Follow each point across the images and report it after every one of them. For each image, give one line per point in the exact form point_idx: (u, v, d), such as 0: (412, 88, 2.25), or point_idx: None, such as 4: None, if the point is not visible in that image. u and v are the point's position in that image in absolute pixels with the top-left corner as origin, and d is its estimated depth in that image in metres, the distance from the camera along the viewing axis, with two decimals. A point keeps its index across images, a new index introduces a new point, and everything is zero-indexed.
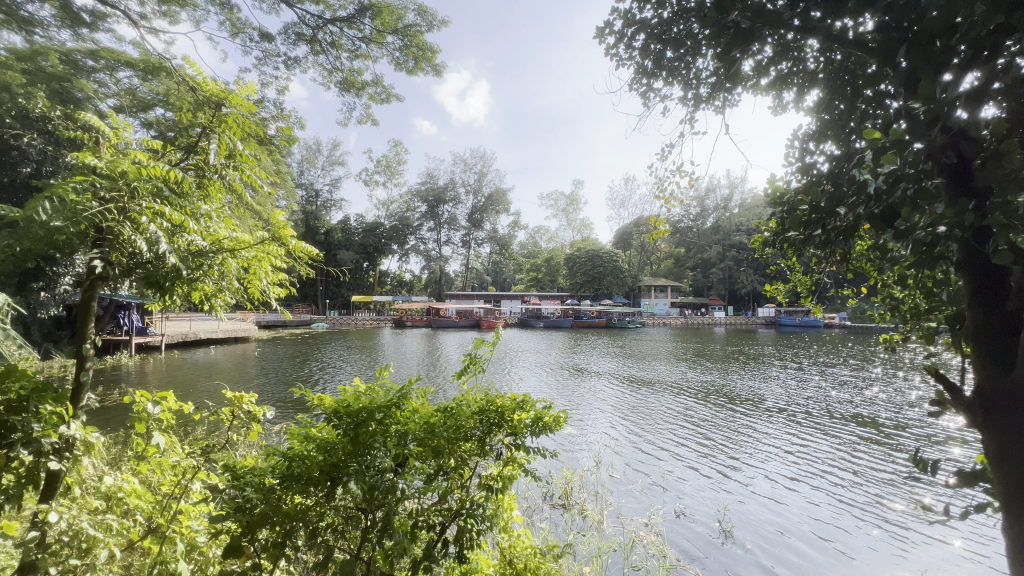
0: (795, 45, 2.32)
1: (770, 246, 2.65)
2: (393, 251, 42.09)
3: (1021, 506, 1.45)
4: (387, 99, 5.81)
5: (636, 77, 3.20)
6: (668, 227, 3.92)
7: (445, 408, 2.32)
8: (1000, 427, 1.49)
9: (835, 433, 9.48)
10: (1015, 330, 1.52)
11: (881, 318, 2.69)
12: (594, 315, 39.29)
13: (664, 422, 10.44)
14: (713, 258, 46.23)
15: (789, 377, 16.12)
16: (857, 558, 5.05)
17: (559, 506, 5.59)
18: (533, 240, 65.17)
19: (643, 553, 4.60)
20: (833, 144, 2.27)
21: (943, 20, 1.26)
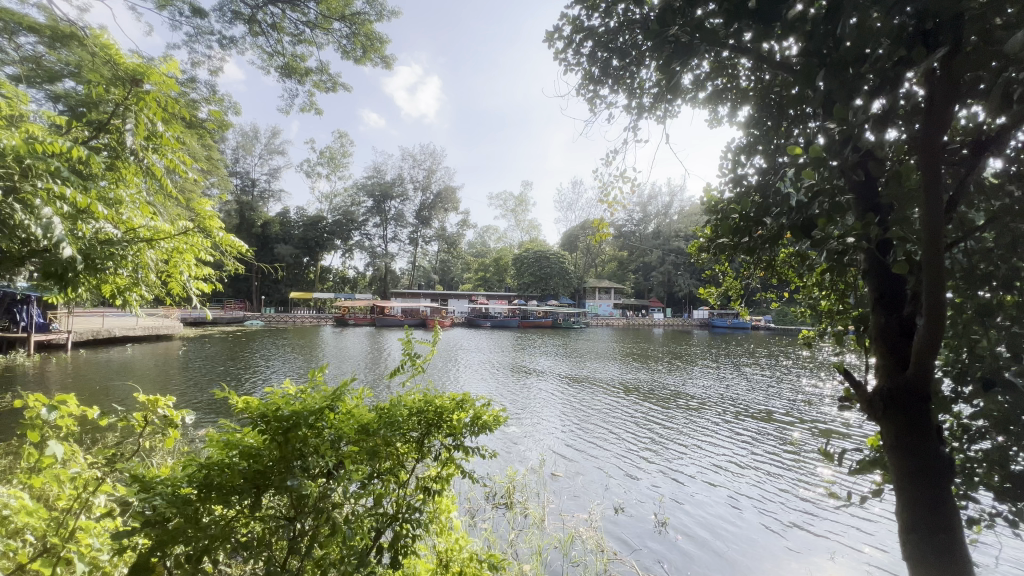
0: (729, 63, 2.48)
1: (704, 251, 2.81)
2: (336, 247, 40.44)
3: (915, 493, 1.61)
4: (333, 87, 5.57)
5: (583, 83, 3.28)
6: (611, 230, 4.04)
7: (383, 410, 2.25)
8: (899, 421, 1.65)
9: (758, 427, 10.20)
10: (907, 335, 1.70)
11: (801, 319, 2.89)
12: (541, 315, 39.81)
13: (604, 419, 10.76)
14: (654, 262, 48.25)
15: (720, 375, 17.10)
16: (776, 542, 5.45)
17: (501, 505, 5.60)
18: (482, 240, 65.11)
19: (582, 549, 4.69)
20: (761, 158, 2.44)
21: (856, 50, 1.39)
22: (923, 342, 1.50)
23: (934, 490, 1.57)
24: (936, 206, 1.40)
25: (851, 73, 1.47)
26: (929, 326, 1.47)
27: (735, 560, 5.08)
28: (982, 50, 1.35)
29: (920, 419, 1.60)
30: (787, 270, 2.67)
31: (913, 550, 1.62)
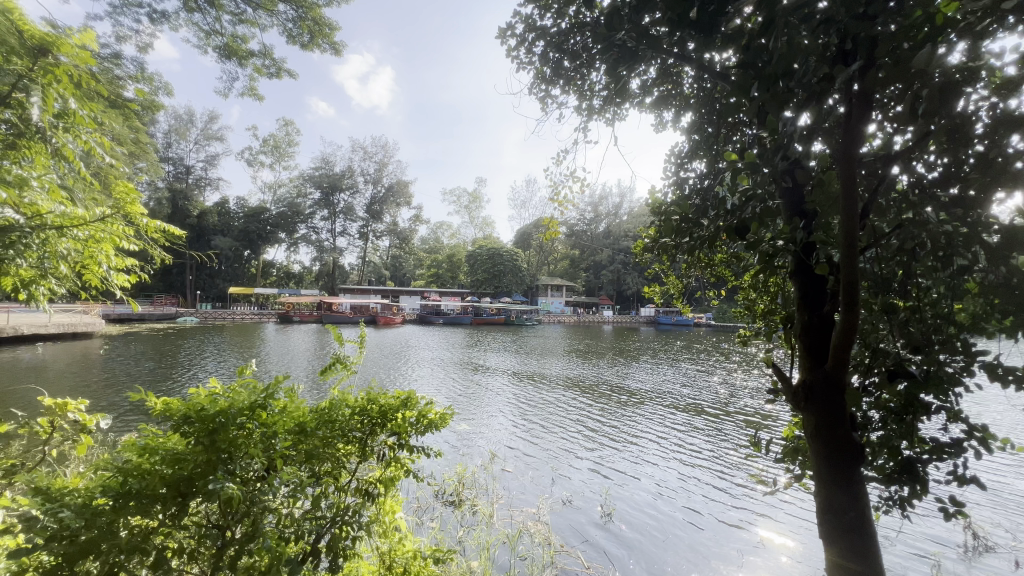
0: (674, 70, 2.57)
1: (648, 251, 2.91)
2: (280, 240, 38.53)
3: (832, 476, 1.75)
4: (276, 72, 5.28)
5: (535, 82, 3.30)
6: (561, 229, 4.10)
7: (320, 409, 2.18)
8: (819, 410, 1.78)
9: (698, 419, 10.75)
10: (826, 331, 1.84)
11: (736, 318, 3.06)
12: (494, 312, 39.82)
13: (553, 414, 10.91)
14: (604, 260, 49.46)
15: (664, 370, 17.81)
16: (712, 526, 5.77)
17: (450, 503, 5.57)
18: (435, 236, 64.20)
19: (529, 543, 4.74)
20: (701, 163, 2.56)
21: (786, 65, 1.49)
22: (840, 336, 1.64)
23: (846, 471, 1.73)
24: (853, 213, 1.53)
25: (781, 86, 1.56)
26: (845, 322, 1.60)
27: (674, 545, 5.33)
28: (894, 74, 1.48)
29: (836, 408, 1.74)
30: (725, 270, 2.82)
31: (829, 528, 1.77)
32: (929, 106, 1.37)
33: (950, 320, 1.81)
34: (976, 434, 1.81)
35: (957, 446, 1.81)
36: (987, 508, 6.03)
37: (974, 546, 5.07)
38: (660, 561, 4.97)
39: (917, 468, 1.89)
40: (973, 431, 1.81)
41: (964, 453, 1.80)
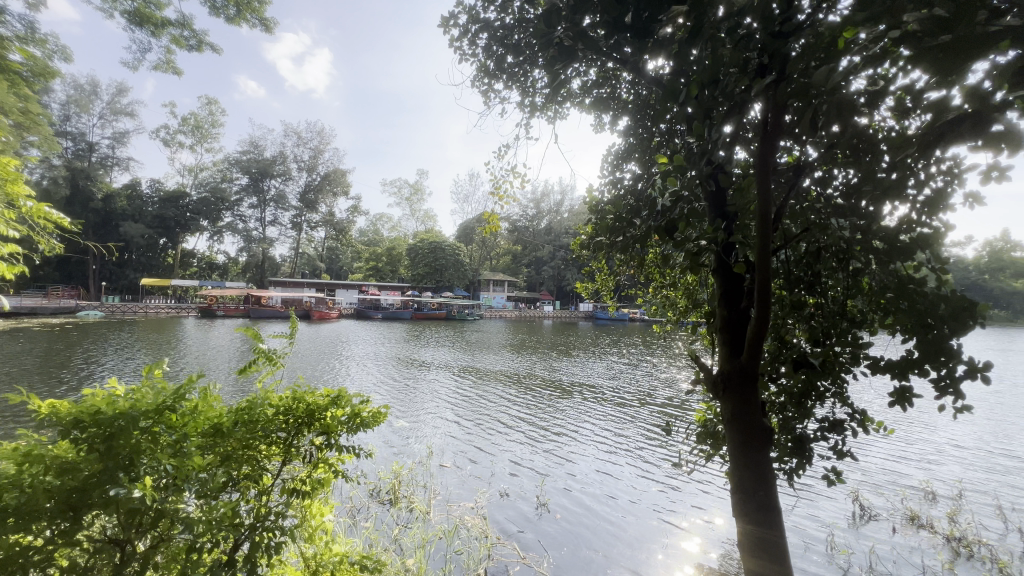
0: (612, 72, 2.66)
1: (585, 248, 2.99)
2: (201, 228, 35.57)
3: (744, 459, 1.90)
4: (197, 45, 4.85)
5: (478, 76, 3.28)
6: (501, 224, 4.11)
7: (241, 409, 2.04)
8: (734, 398, 1.93)
9: (631, 409, 11.22)
10: (740, 326, 1.99)
11: (659, 314, 3.25)
12: (435, 307, 39.22)
13: (492, 408, 10.95)
14: (546, 257, 50.13)
15: (601, 363, 18.42)
16: (640, 509, 6.06)
17: (386, 502, 5.46)
18: (375, 227, 62.12)
19: (465, 537, 4.74)
20: (636, 164, 2.68)
21: (712, 77, 1.60)
22: (754, 329, 1.77)
23: (754, 453, 1.89)
24: (767, 216, 1.66)
25: (706, 95, 1.68)
26: (757, 317, 1.73)
27: (605, 529, 5.57)
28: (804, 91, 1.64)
29: (747, 397, 1.89)
30: (654, 269, 2.97)
31: (741, 508, 1.92)
32: (833, 120, 1.53)
33: (840, 315, 2.03)
34: (858, 417, 2.06)
35: (841, 426, 2.05)
36: (873, 482, 6.83)
37: (860, 515, 5.72)
38: (592, 547, 5.17)
39: (806, 446, 2.13)
40: (854, 414, 2.05)
41: (846, 432, 2.05)
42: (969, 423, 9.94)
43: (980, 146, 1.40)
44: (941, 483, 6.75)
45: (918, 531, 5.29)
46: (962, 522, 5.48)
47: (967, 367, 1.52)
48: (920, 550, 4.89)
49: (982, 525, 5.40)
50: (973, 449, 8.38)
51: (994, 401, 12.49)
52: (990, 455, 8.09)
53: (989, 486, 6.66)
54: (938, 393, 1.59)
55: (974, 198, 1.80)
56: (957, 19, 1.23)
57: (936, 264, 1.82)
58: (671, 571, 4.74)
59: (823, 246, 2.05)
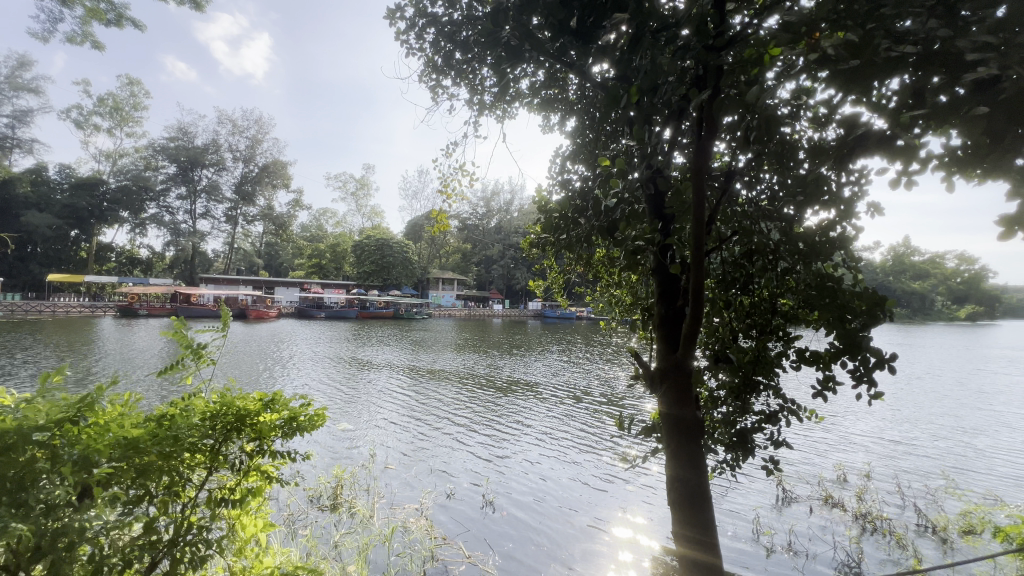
0: (559, 75, 2.70)
1: (534, 247, 3.01)
2: (120, 219, 32.58)
3: (679, 450, 2.01)
4: (117, 19, 4.43)
5: (425, 71, 3.22)
6: (448, 221, 4.06)
7: (159, 417, 1.90)
8: (670, 391, 2.03)
9: (578, 406, 11.47)
10: (676, 323, 2.09)
11: (603, 311, 3.34)
12: (382, 305, 38.23)
13: (441, 408, 10.84)
14: (496, 255, 50.07)
15: (550, 361, 18.70)
16: (585, 504, 6.22)
17: (327, 507, 5.27)
18: (318, 223, 59.60)
19: (409, 540, 4.66)
20: (582, 166, 2.73)
21: (650, 87, 1.68)
22: (687, 327, 1.87)
23: (688, 444, 2.00)
24: (702, 219, 1.76)
25: (646, 101, 1.75)
26: (692, 315, 1.84)
27: (551, 525, 5.67)
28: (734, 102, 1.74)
29: (682, 390, 2.01)
30: (601, 268, 3.04)
31: (675, 497, 2.03)
32: (760, 130, 1.64)
33: (771, 313, 2.19)
34: (789, 408, 2.23)
35: (775, 417, 2.21)
36: (795, 467, 7.39)
37: (783, 498, 6.18)
38: (535, 543, 5.25)
39: (748, 438, 2.26)
40: (785, 404, 2.22)
41: (779, 422, 2.21)
42: (877, 412, 10.98)
43: (885, 159, 1.56)
44: (852, 466, 7.44)
45: (832, 510, 5.80)
46: (868, 500, 6.07)
47: (880, 358, 1.70)
48: (832, 528, 5.37)
49: (883, 503, 6.00)
50: (880, 435, 9.26)
51: (898, 390, 13.86)
52: (892, 439, 9.00)
53: (892, 468, 7.40)
54: (855, 382, 1.77)
55: (876, 207, 2.01)
56: (863, 44, 1.36)
57: (851, 265, 2.01)
58: (613, 563, 4.91)
59: (753, 248, 2.20)
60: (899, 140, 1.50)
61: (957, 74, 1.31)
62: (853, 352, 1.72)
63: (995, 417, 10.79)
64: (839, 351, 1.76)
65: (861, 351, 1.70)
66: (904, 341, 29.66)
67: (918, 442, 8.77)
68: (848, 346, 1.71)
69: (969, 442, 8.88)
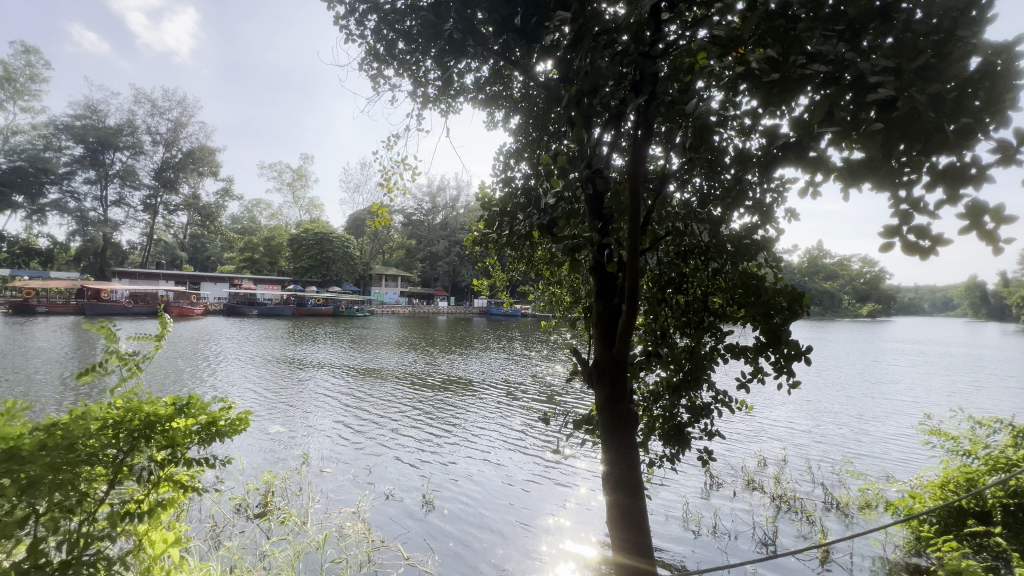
0: (504, 72, 2.70)
1: (477, 244, 2.97)
2: (13, 205, 28.84)
3: (614, 440, 2.09)
4: None
5: (366, 59, 3.10)
6: (390, 216, 3.93)
7: (53, 427, 1.74)
8: (607, 384, 2.10)
9: (522, 402, 11.59)
10: (613, 319, 2.17)
11: (545, 309, 3.37)
12: (320, 302, 36.64)
13: (381, 408, 10.55)
14: (441, 252, 49.36)
15: (495, 358, 18.74)
16: (527, 499, 6.31)
17: (255, 516, 4.99)
18: (250, 214, 55.94)
19: (344, 545, 4.49)
20: (525, 164, 2.74)
21: (589, 89, 1.71)
22: (623, 324, 1.95)
23: (622, 435, 2.08)
24: (638, 220, 1.83)
25: (586, 103, 1.78)
26: (628, 311, 1.91)
27: (493, 521, 5.70)
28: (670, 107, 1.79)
29: (618, 383, 2.08)
30: (543, 267, 3.07)
31: (610, 487, 2.10)
32: (691, 137, 1.72)
33: (704, 310, 2.31)
34: (718, 399, 2.37)
35: (707, 408, 2.34)
36: (722, 454, 7.90)
37: (711, 483, 6.59)
38: (476, 541, 5.25)
39: (683, 430, 2.38)
40: (715, 396, 2.37)
41: (710, 413, 2.35)
42: (793, 402, 11.96)
43: (801, 166, 1.68)
44: (771, 453, 8.05)
45: (752, 494, 6.25)
46: (784, 482, 6.61)
47: (797, 350, 1.87)
48: (752, 509, 5.81)
49: (796, 484, 6.55)
50: (796, 423, 10.09)
51: (811, 381, 15.17)
52: (806, 427, 9.85)
53: (805, 453, 8.09)
54: (776, 373, 1.92)
55: (792, 212, 2.18)
56: (783, 59, 1.46)
57: (773, 264, 2.17)
58: (553, 555, 5.02)
59: (687, 248, 2.31)
60: (814, 149, 1.62)
61: (859, 93, 1.44)
62: (774, 346, 1.88)
63: (890, 405, 12.09)
64: (763, 345, 1.92)
65: (782, 345, 1.86)
66: (817, 338, 32.40)
67: (828, 429, 9.65)
68: (773, 342, 1.86)
69: (869, 428, 9.88)
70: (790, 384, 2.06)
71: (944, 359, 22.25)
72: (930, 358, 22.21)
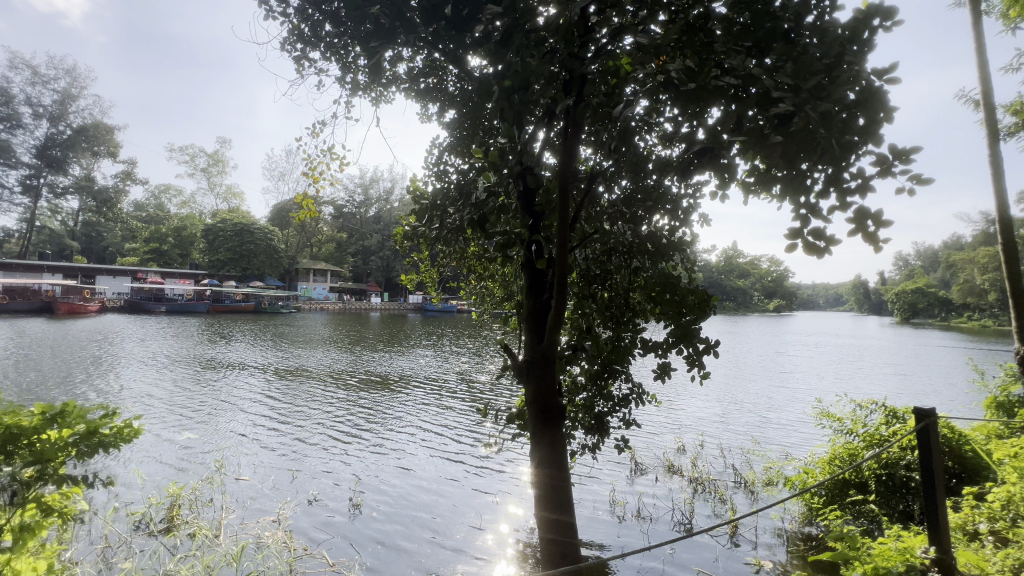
0: (439, 64, 2.66)
1: (408, 239, 2.89)
2: None
3: (543, 433, 2.13)
4: None
5: (290, 39, 2.90)
6: (315, 207, 3.70)
7: None
8: (537, 379, 2.14)
9: (457, 400, 11.52)
10: (542, 315, 2.21)
11: (476, 305, 3.36)
12: (240, 298, 34.06)
13: (308, 409, 10.03)
14: (374, 246, 47.66)
15: (429, 356, 18.46)
16: (460, 496, 6.31)
17: (159, 532, 4.55)
18: (157, 200, 50.54)
19: (262, 556, 4.21)
20: (458, 159, 2.71)
21: (521, 86, 1.72)
22: (552, 318, 1.99)
23: (550, 428, 2.14)
24: (566, 218, 1.87)
25: (518, 98, 1.79)
26: (557, 307, 1.96)
27: (424, 521, 5.65)
28: (599, 109, 1.85)
29: (547, 377, 2.14)
30: (475, 262, 3.05)
31: (539, 481, 2.14)
32: (617, 139, 1.78)
33: (625, 306, 2.43)
34: (637, 391, 2.50)
35: (627, 399, 2.46)
36: (645, 443, 8.36)
37: (635, 470, 6.95)
38: (407, 541, 5.18)
39: (605, 421, 2.48)
40: (635, 389, 2.49)
41: (629, 404, 2.47)
42: (710, 392, 12.89)
43: (714, 171, 1.79)
44: (689, 440, 8.64)
45: (672, 478, 6.68)
46: (700, 465, 7.13)
47: (706, 344, 2.03)
48: (671, 492, 6.23)
49: (710, 467, 7.09)
50: (712, 411, 10.90)
51: (725, 372, 16.43)
52: (720, 415, 10.67)
53: (718, 439, 8.76)
54: (688, 366, 2.07)
55: (704, 216, 2.34)
56: (698, 71, 1.56)
57: (687, 265, 2.34)
58: (483, 551, 5.08)
59: (613, 247, 2.40)
60: (726, 156, 1.74)
61: (763, 107, 1.57)
62: (685, 340, 2.03)
63: (790, 392, 13.41)
64: (676, 341, 2.06)
65: (693, 341, 2.00)
66: (731, 331, 35.11)
67: (739, 416, 10.51)
68: (686, 337, 2.01)
69: (773, 413, 10.90)
70: (699, 376, 2.22)
71: (835, 349, 25.04)
72: (825, 349, 24.90)
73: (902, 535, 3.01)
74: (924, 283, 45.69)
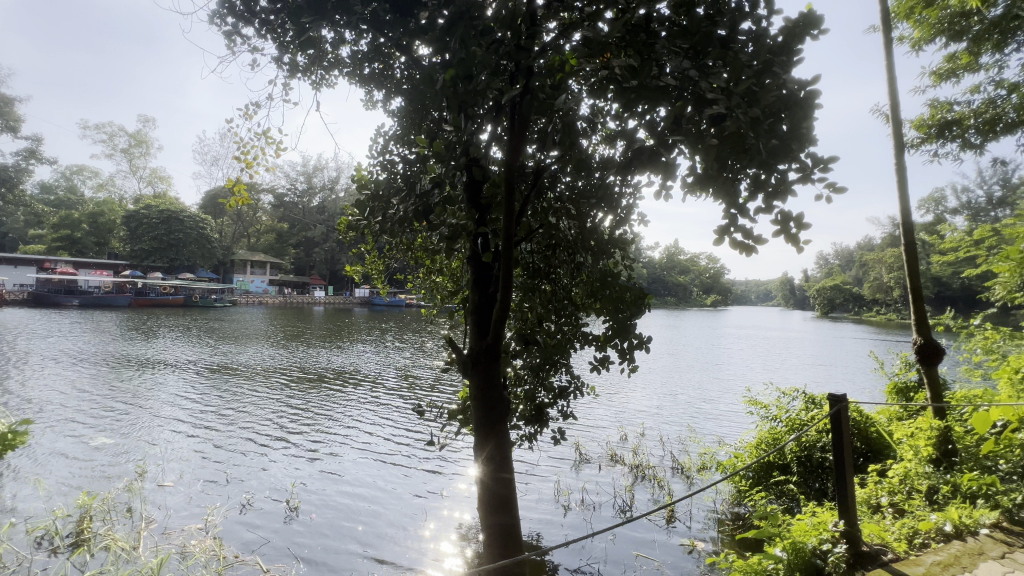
0: (383, 50, 2.56)
1: (352, 229, 2.76)
2: None
3: (487, 429, 2.13)
4: None
5: (220, 11, 2.68)
6: (249, 193, 3.44)
7: None
8: (482, 373, 2.13)
9: (403, 397, 11.29)
10: (487, 310, 2.19)
11: (422, 298, 3.29)
12: (167, 291, 31.59)
13: (242, 410, 9.47)
14: (317, 237, 45.64)
15: (375, 351, 17.97)
16: (404, 495, 6.22)
17: (66, 547, 4.15)
18: (69, 181, 45.66)
19: (188, 566, 3.95)
20: (404, 148, 2.63)
21: (466, 76, 1.69)
22: (497, 312, 1.98)
23: (496, 424, 2.13)
24: (512, 212, 1.87)
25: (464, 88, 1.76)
26: (502, 302, 1.95)
27: (365, 522, 5.53)
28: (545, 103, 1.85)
29: (492, 372, 2.13)
30: (422, 254, 2.97)
31: (484, 476, 2.13)
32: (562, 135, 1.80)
33: (568, 301, 2.47)
34: (577, 384, 2.56)
35: (566, 392, 2.51)
36: (590, 434, 8.60)
37: (579, 460, 7.14)
38: (347, 544, 5.06)
39: (544, 412, 2.52)
40: (575, 381, 2.55)
41: (569, 396, 2.52)
42: (651, 384, 13.46)
43: (653, 170, 1.85)
44: (630, 429, 8.98)
45: (614, 467, 6.93)
46: (640, 453, 7.43)
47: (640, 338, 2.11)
48: (612, 479, 6.46)
49: (650, 455, 7.41)
50: (653, 402, 11.38)
51: (666, 365, 17.18)
52: (660, 405, 11.16)
53: (657, 428, 9.16)
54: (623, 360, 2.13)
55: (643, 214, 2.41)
56: (640, 69, 1.61)
57: (627, 262, 2.41)
58: (426, 549, 5.05)
59: (556, 243, 2.43)
60: (666, 156, 1.80)
61: (700, 107, 1.63)
62: (621, 335, 2.09)
63: (724, 382, 14.25)
64: (613, 336, 2.12)
65: (628, 336, 2.07)
66: (673, 325, 36.71)
67: (678, 406, 11.05)
68: (622, 331, 2.07)
69: (707, 403, 11.56)
70: (632, 368, 2.30)
71: (765, 342, 26.86)
72: (755, 342, 26.65)
73: (815, 511, 3.28)
74: (842, 281, 49.88)
